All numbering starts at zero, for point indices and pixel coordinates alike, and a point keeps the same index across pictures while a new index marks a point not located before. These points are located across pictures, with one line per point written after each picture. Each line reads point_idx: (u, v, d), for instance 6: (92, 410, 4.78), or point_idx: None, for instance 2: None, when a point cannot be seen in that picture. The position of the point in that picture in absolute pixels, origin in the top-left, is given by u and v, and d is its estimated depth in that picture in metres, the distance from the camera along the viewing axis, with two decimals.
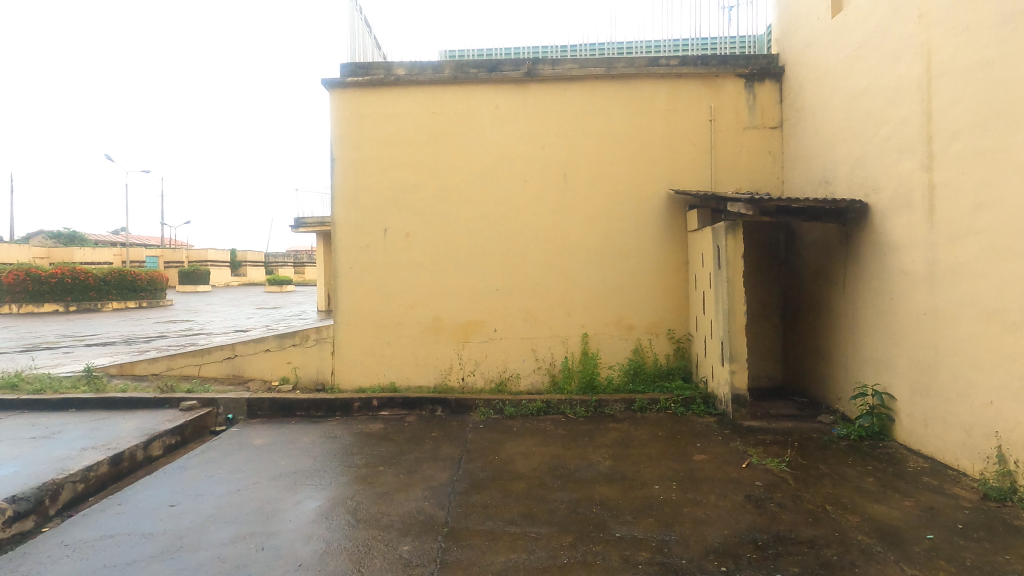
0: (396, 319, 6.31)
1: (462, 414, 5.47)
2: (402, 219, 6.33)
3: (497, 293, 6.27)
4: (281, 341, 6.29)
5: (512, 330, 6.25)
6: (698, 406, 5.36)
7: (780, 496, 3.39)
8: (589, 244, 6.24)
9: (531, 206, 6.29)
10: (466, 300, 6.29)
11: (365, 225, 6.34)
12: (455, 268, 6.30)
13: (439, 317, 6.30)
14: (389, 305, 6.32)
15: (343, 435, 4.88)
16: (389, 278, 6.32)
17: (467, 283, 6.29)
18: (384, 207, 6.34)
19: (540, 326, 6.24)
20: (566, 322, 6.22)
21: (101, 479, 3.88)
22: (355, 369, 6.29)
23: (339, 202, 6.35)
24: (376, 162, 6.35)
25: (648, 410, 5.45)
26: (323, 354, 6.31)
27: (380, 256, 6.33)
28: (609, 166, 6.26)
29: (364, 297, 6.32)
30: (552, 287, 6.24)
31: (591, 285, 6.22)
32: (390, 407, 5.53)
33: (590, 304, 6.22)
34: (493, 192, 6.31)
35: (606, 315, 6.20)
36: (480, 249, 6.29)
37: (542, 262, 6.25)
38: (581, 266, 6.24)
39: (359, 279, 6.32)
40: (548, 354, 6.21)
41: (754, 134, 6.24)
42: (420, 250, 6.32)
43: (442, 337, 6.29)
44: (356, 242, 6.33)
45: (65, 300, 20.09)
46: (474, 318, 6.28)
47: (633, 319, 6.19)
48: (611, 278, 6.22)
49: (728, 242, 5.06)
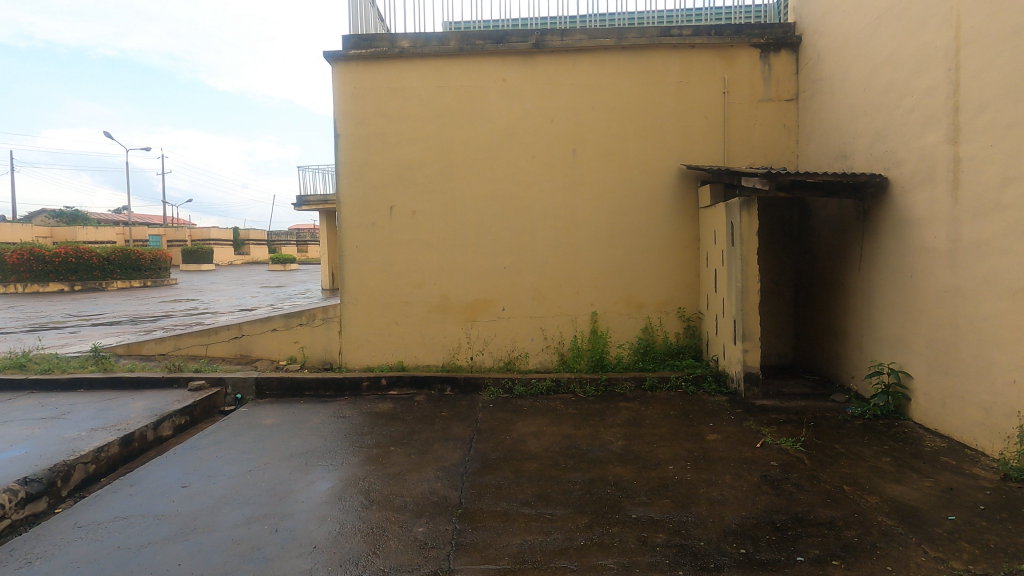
0: (403, 298, 6.25)
1: (471, 393, 5.43)
2: (408, 196, 6.22)
3: (505, 271, 6.19)
4: (288, 321, 6.25)
5: (521, 309, 6.18)
6: (710, 385, 5.31)
7: (797, 476, 3.35)
8: (599, 222, 6.14)
9: (540, 183, 6.16)
10: (473, 279, 6.22)
11: (371, 202, 6.23)
12: (462, 246, 6.22)
13: (447, 296, 6.23)
14: (396, 285, 6.25)
15: (353, 415, 4.86)
16: (396, 256, 6.24)
17: (474, 262, 6.21)
18: (390, 184, 6.22)
19: (549, 304, 6.17)
20: (575, 301, 6.15)
21: (111, 460, 3.87)
22: (362, 349, 6.26)
23: (344, 179, 6.23)
24: (381, 137, 6.21)
25: (659, 389, 5.39)
26: (330, 334, 6.27)
27: (387, 234, 6.24)
28: (619, 141, 6.11)
29: (371, 276, 6.25)
30: (561, 265, 6.16)
31: (601, 263, 6.14)
32: (399, 386, 5.49)
33: (600, 283, 6.14)
34: (501, 168, 6.18)
35: (616, 293, 6.13)
36: (487, 227, 6.20)
37: (551, 241, 6.16)
38: (590, 244, 6.14)
39: (366, 258, 6.24)
40: (557, 333, 6.16)
41: (769, 106, 6.06)
42: (426, 228, 6.23)
43: (450, 316, 6.24)
44: (362, 220, 6.24)
45: (69, 279, 20.14)
46: (482, 297, 6.22)
47: (643, 298, 6.12)
48: (621, 256, 6.13)
49: (742, 218, 4.95)
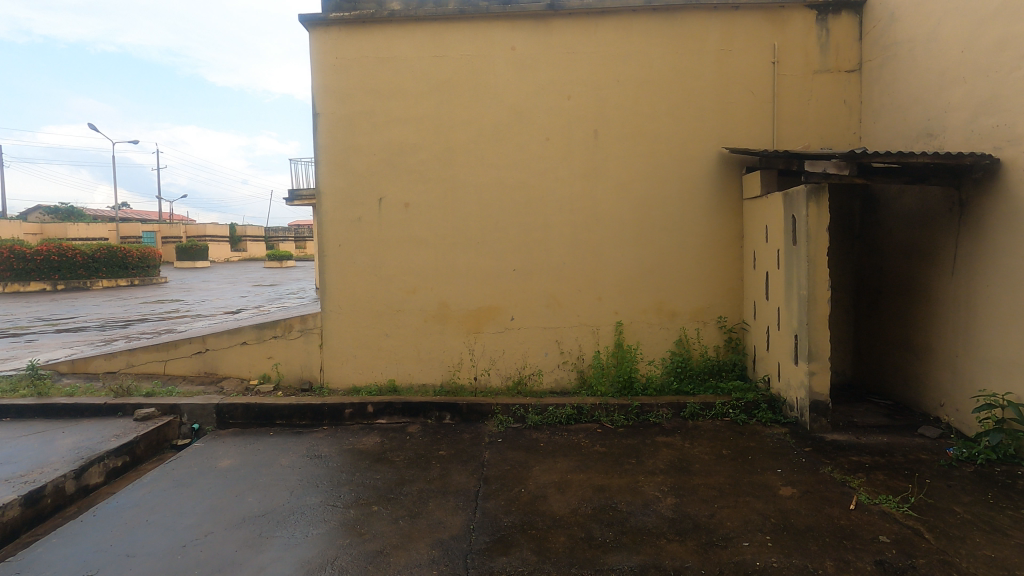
0: (395, 305, 5.34)
1: (476, 422, 4.52)
2: (400, 187, 5.29)
3: (514, 274, 5.28)
4: (260, 333, 5.33)
5: (532, 318, 5.27)
6: (765, 413, 4.38)
7: (926, 565, 2.44)
8: (624, 216, 5.22)
9: (555, 170, 5.24)
10: (477, 284, 5.30)
11: (356, 194, 5.30)
12: (464, 245, 5.30)
13: (446, 303, 5.32)
14: (387, 290, 5.33)
15: (330, 454, 3.95)
16: (385, 258, 5.32)
17: (478, 263, 5.30)
18: (378, 173, 5.29)
19: (565, 313, 5.25)
20: (597, 309, 5.24)
21: (8, 528, 2.97)
22: (348, 366, 5.36)
23: (324, 167, 5.29)
24: (368, 117, 5.27)
25: (701, 417, 4.45)
26: (310, 348, 5.36)
27: (375, 231, 5.31)
28: (648, 121, 5.18)
29: (358, 281, 5.34)
30: (579, 267, 5.24)
31: (628, 265, 5.22)
32: (389, 414, 4.57)
33: (625, 288, 5.22)
34: (508, 154, 5.25)
35: (645, 300, 5.21)
36: (493, 222, 5.28)
37: (568, 239, 5.25)
38: (615, 243, 5.22)
39: (351, 259, 5.33)
40: (575, 346, 5.25)
41: (827, 79, 5.11)
42: (421, 224, 5.30)
43: (450, 327, 5.32)
44: (346, 215, 5.31)
45: (52, 278, 19.27)
46: (487, 305, 5.30)
47: (676, 305, 5.21)
48: (651, 256, 5.20)
49: (810, 210, 4.01)
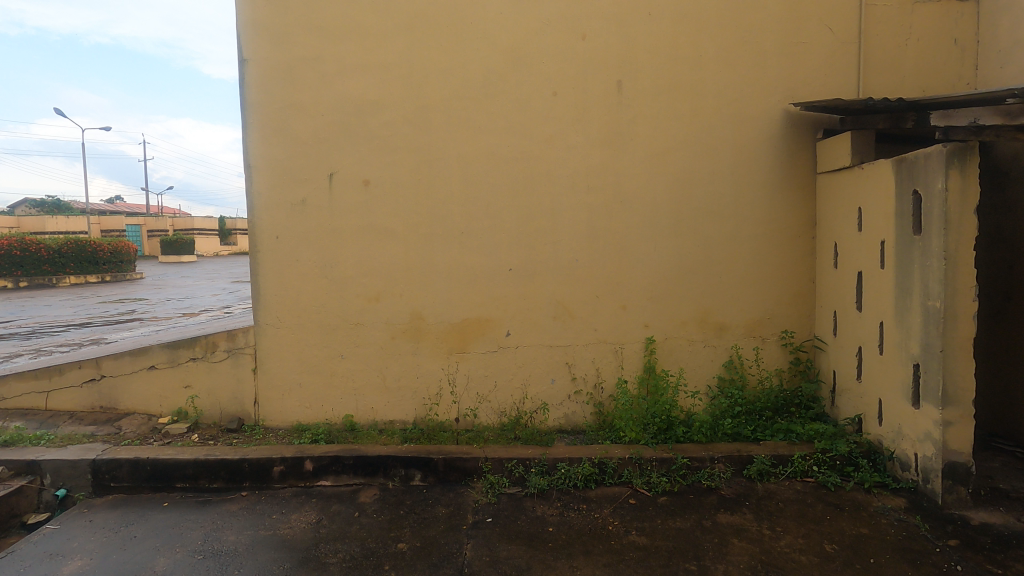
0: (352, 318, 4.02)
1: (456, 486, 3.23)
2: (357, 160, 3.96)
3: (510, 277, 3.98)
4: (172, 354, 4.01)
5: (535, 334, 3.98)
6: (865, 473, 3.10)
7: None
8: (657, 199, 3.93)
9: (565, 137, 3.94)
10: (461, 290, 3.99)
11: (300, 168, 3.96)
12: (444, 237, 3.98)
13: (421, 315, 4.01)
14: (341, 297, 4.01)
15: (235, 550, 2.64)
16: (338, 254, 3.99)
17: (463, 262, 3.99)
18: (328, 141, 3.95)
19: (578, 327, 3.98)
20: (621, 321, 3.96)
21: None
22: (290, 398, 4.07)
23: (255, 132, 3.94)
24: (312, 65, 3.92)
25: (773, 478, 3.17)
26: (240, 374, 4.06)
27: (324, 218, 3.98)
28: (690, 70, 3.88)
29: (302, 285, 4.02)
30: (597, 266, 3.96)
31: (661, 263, 3.95)
32: (334, 474, 3.27)
33: (657, 294, 3.96)
34: (502, 115, 3.93)
35: (684, 310, 3.95)
36: (482, 207, 3.97)
37: (583, 229, 3.96)
38: (644, 234, 3.94)
39: (293, 256, 4.00)
40: (591, 371, 3.99)
41: (931, 11, 3.80)
42: (387, 209, 3.98)
43: (425, 347, 4.02)
44: (285, 196, 3.98)
45: (13, 275, 17.93)
46: (475, 317, 4.00)
47: (725, 317, 3.96)
48: (692, 252, 3.94)
49: (951, 182, 2.69)
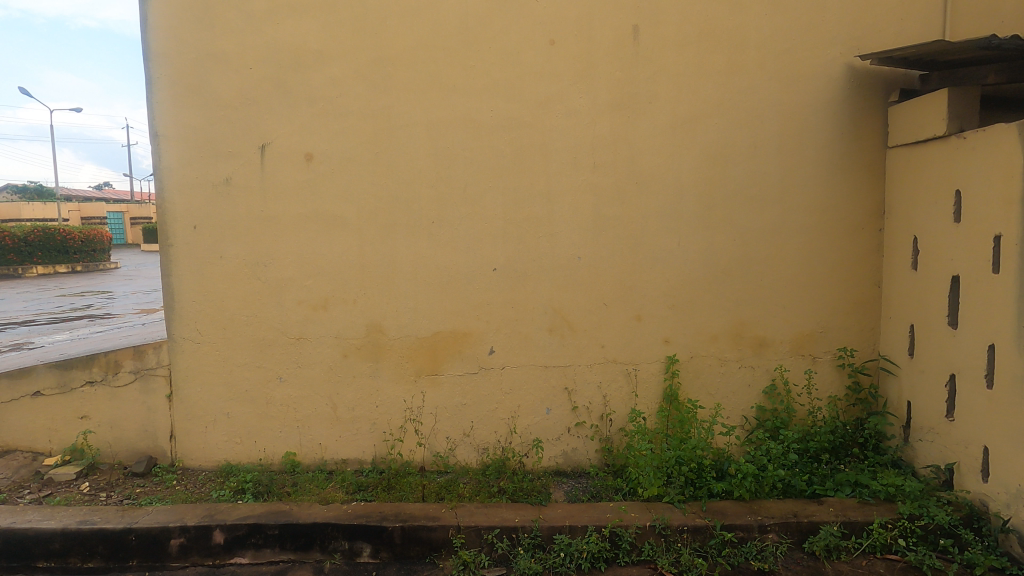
0: (293, 330, 3.16)
1: (417, 566, 2.40)
2: (296, 128, 3.07)
3: (494, 279, 3.12)
4: (61, 377, 3.12)
5: (525, 352, 3.14)
6: (971, 550, 2.28)
7: None
8: (682, 180, 3.08)
9: (566, 100, 3.06)
10: (431, 295, 3.14)
11: (222, 138, 3.07)
12: (409, 228, 3.12)
13: (381, 327, 3.15)
14: (279, 305, 3.15)
15: None
16: (273, 249, 3.12)
17: (434, 260, 3.12)
18: (258, 102, 3.05)
19: (580, 344, 3.14)
20: (635, 336, 3.13)
21: None
22: (215, 431, 3.21)
23: (162, 90, 3.04)
24: (236, 2, 3.01)
25: (842, 555, 2.37)
26: (152, 401, 3.20)
27: (255, 204, 3.10)
28: (726, 13, 3.00)
29: (228, 289, 3.14)
30: (605, 265, 3.11)
31: (686, 262, 3.11)
32: (253, 550, 2.44)
33: (681, 300, 3.12)
34: (484, 70, 3.05)
35: (715, 321, 3.13)
36: (458, 189, 3.10)
37: (586, 218, 3.10)
38: (665, 225, 3.10)
39: (216, 251, 3.12)
40: (597, 399, 3.15)
41: None
42: (336, 191, 3.10)
43: (386, 367, 3.17)
44: (205, 174, 3.09)
45: None
46: (449, 330, 3.15)
47: (765, 331, 3.13)
48: (724, 248, 3.10)
49: None
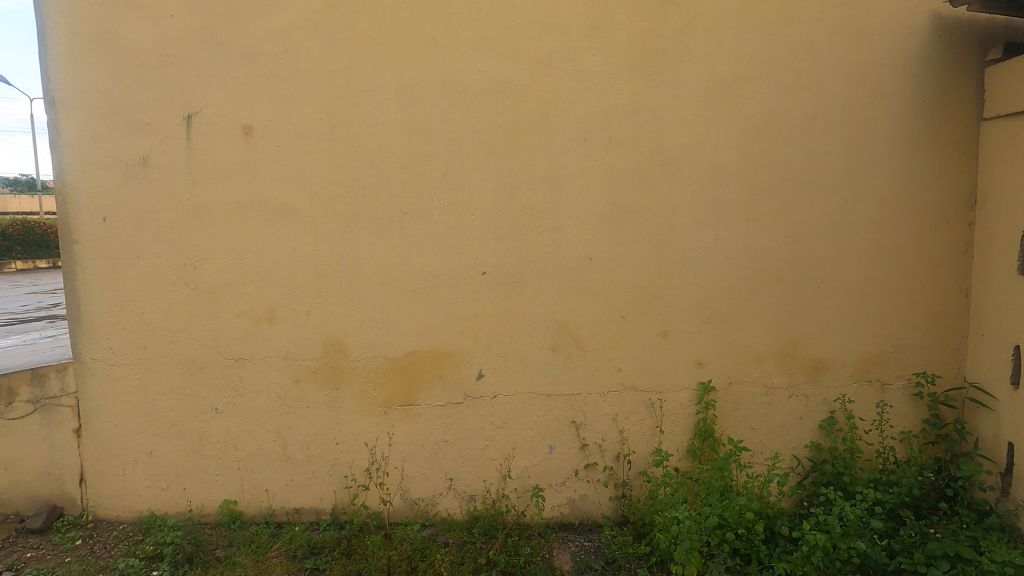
0: (231, 349, 2.52)
1: None
2: (231, 94, 2.42)
3: (483, 285, 2.49)
4: None
5: (522, 377, 2.51)
6: None
7: None
8: (721, 161, 2.44)
9: (574, 58, 2.41)
10: (404, 306, 2.50)
11: (138, 107, 2.42)
12: (375, 221, 2.47)
13: (341, 346, 2.52)
14: (213, 317, 2.51)
15: None
16: (204, 248, 2.47)
17: (408, 261, 2.48)
18: (183, 60, 2.40)
19: (590, 367, 2.51)
20: (659, 357, 2.51)
21: None
22: (135, 474, 2.57)
23: (59, 44, 2.38)
24: None
25: None
26: (55, 438, 2.55)
27: (180, 189, 2.45)
28: None
29: (148, 297, 2.50)
30: (623, 268, 2.48)
31: (724, 264, 2.48)
32: None
33: (717, 313, 2.49)
34: (471, 20, 2.40)
35: (759, 339, 2.50)
36: (438, 172, 2.46)
37: (599, 208, 2.46)
38: (698, 218, 2.46)
39: (131, 249, 2.47)
40: (612, 436, 2.53)
41: None
42: (284, 174, 2.45)
43: (348, 395, 2.53)
44: (116, 152, 2.43)
45: None
46: (427, 349, 2.51)
47: (822, 350, 2.51)
48: (773, 248, 2.47)
49: None
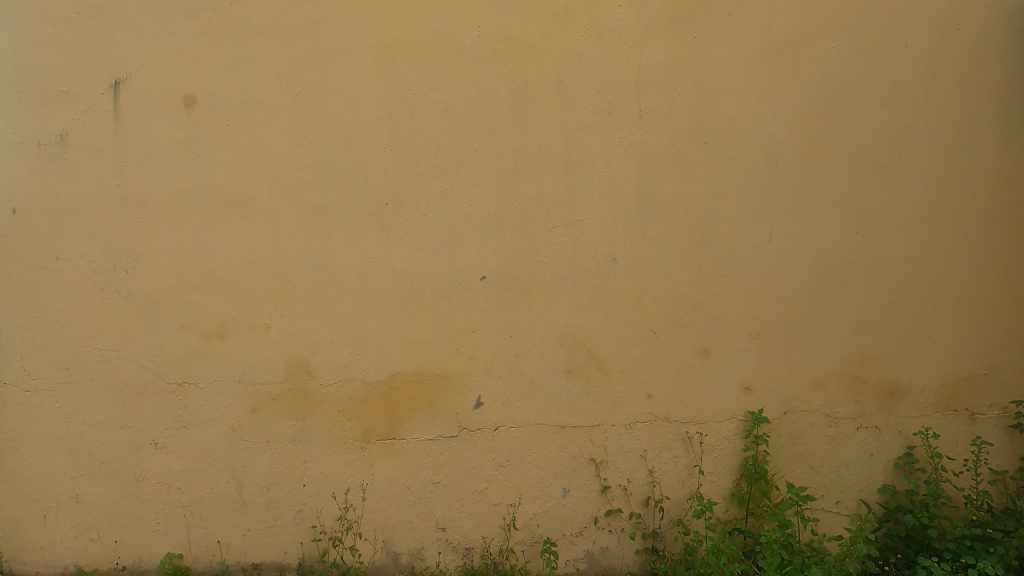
0: (173, 371, 2.05)
1: None
2: (169, 56, 1.95)
3: (482, 293, 2.02)
4: None
5: (530, 405, 2.06)
6: None
7: None
8: (775, 141, 1.98)
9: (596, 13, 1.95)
10: (385, 318, 2.04)
11: (54, 71, 1.94)
12: (349, 214, 2.01)
13: (308, 367, 2.05)
14: (150, 332, 2.04)
15: None
16: (138, 247, 2.00)
17: (389, 263, 2.02)
18: (110, 13, 1.93)
19: (613, 393, 2.05)
20: (697, 381, 2.04)
21: None
22: (60, 523, 2.11)
23: None
24: None
25: None
26: None
27: (107, 174, 1.98)
28: None
29: (71, 308, 2.03)
30: (654, 271, 2.01)
31: (778, 267, 2.01)
32: None
33: (770, 326, 2.03)
34: None
35: (821, 358, 2.04)
36: (426, 154, 1.99)
37: (626, 198, 2.00)
38: (746, 210, 2.00)
39: (48, 249, 2.00)
40: (640, 477, 2.07)
41: None
42: (236, 156, 1.98)
43: (318, 427, 2.07)
44: (27, 127, 1.96)
45: None
46: (413, 371, 2.05)
47: (899, 373, 2.04)
48: (839, 246, 2.01)
49: None
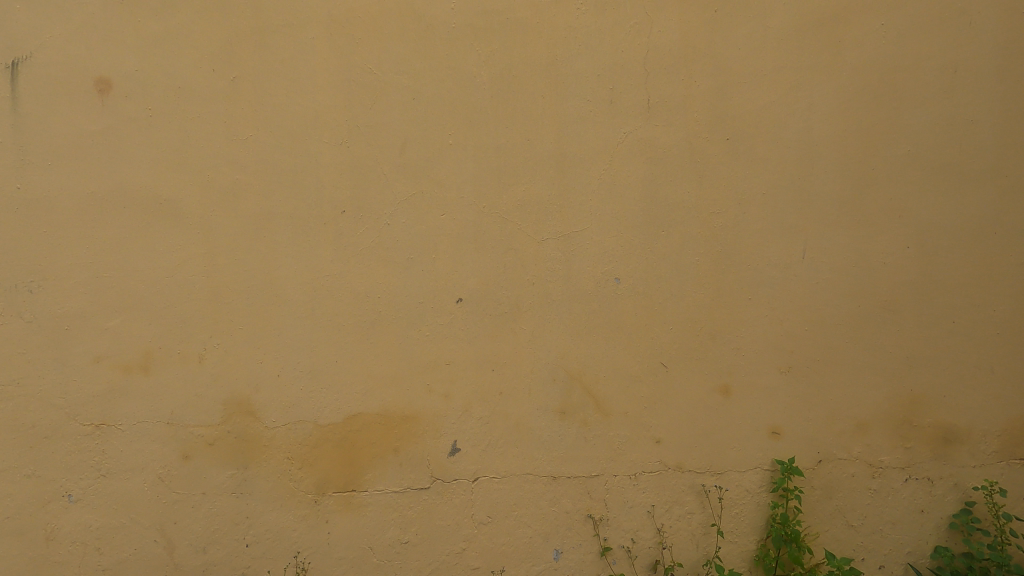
0: (87, 411, 1.71)
1: None
2: (80, 32, 1.61)
3: (458, 319, 1.69)
4: None
5: (515, 452, 1.72)
6: None
7: None
8: (810, 138, 1.65)
9: None
10: (343, 348, 1.70)
11: None
12: (299, 224, 1.67)
13: (250, 406, 1.71)
14: (59, 365, 1.69)
15: None
16: (42, 262, 1.65)
17: (347, 282, 1.68)
18: None
19: (616, 438, 1.72)
20: (716, 424, 1.71)
21: None
22: None
23: None
24: None
25: None
26: None
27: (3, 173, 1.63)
28: None
29: None
30: (664, 293, 1.68)
31: (813, 289, 1.68)
32: None
33: (803, 359, 1.70)
34: None
35: (864, 397, 1.70)
36: (392, 152, 1.65)
37: (631, 205, 1.66)
38: (775, 221, 1.67)
39: None
40: (646, 537, 1.74)
41: None
42: (161, 152, 1.64)
43: (262, 478, 1.73)
44: None
45: None
46: (376, 411, 1.71)
47: (956, 415, 1.71)
48: (886, 265, 1.68)
49: None
